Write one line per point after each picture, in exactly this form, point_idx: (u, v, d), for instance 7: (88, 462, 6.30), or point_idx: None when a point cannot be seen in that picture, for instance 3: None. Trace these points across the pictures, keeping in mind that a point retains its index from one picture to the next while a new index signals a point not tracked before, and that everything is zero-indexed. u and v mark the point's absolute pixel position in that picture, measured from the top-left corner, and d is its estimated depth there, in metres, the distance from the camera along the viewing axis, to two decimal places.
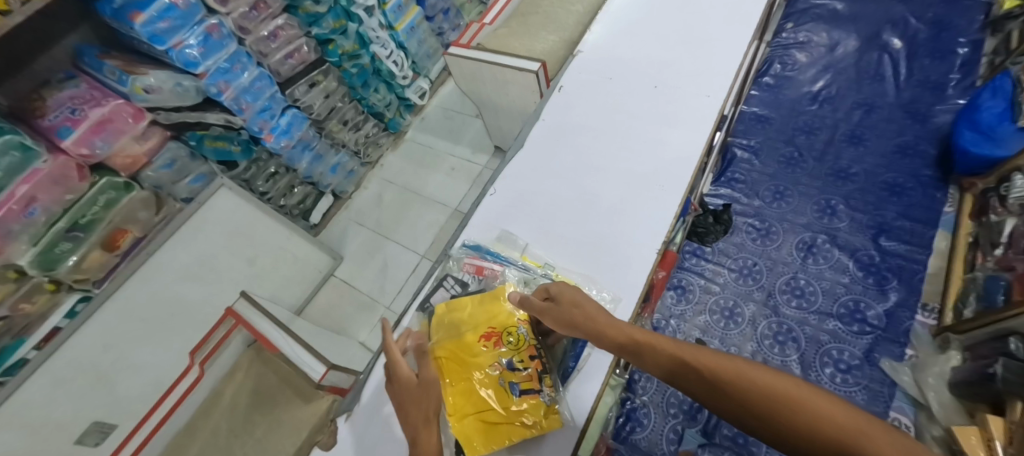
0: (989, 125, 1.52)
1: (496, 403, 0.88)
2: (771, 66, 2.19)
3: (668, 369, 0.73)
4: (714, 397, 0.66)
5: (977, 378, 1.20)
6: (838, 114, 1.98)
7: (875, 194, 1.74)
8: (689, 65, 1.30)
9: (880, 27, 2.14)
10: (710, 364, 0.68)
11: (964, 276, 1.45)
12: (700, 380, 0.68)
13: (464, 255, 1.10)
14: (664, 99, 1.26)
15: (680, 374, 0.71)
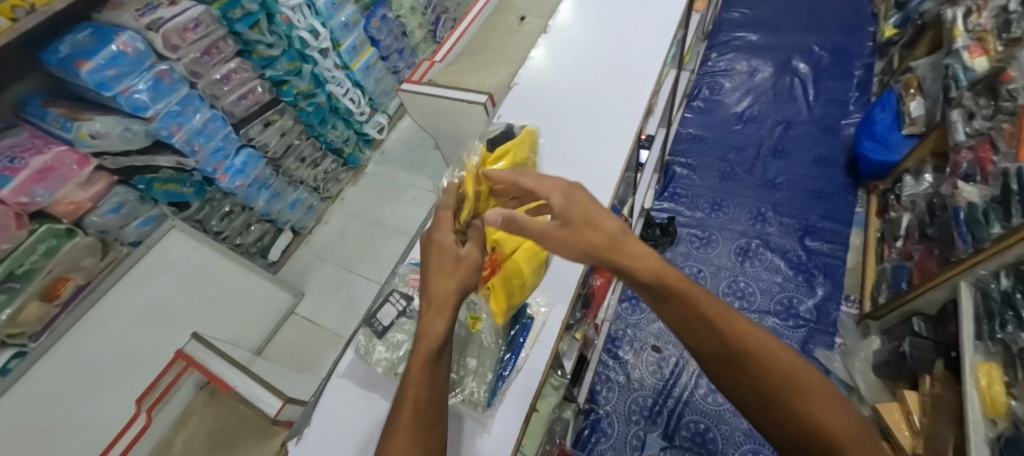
0: (883, 134, 1.75)
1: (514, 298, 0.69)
2: (701, 92, 2.42)
3: (666, 305, 0.53)
4: (714, 361, 0.52)
5: (892, 357, 1.33)
6: (762, 131, 2.20)
7: (801, 200, 1.92)
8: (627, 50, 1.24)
9: (790, 55, 2.42)
10: (728, 329, 0.51)
11: (876, 267, 1.62)
12: (713, 340, 0.52)
13: (409, 270, 0.79)
14: (632, 73, 1.18)
15: (682, 316, 0.53)
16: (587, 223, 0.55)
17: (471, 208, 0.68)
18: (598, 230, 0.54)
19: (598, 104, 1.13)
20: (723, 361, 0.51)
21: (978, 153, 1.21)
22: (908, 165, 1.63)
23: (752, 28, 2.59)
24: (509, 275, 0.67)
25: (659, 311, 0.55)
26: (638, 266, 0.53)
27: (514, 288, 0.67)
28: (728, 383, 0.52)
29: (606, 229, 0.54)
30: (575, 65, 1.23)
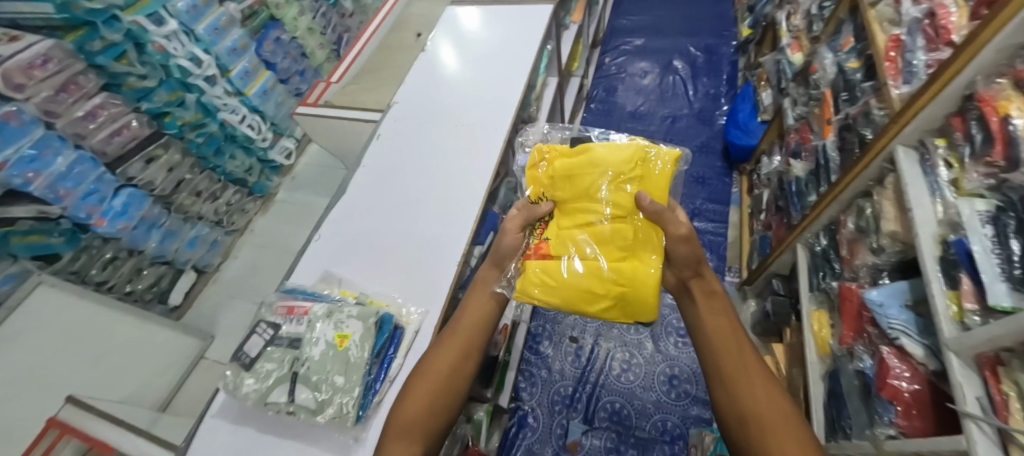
0: (744, 122, 1.98)
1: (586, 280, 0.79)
2: (597, 94, 2.59)
3: (710, 320, 0.79)
4: (721, 372, 0.74)
5: (761, 317, 1.51)
6: (652, 127, 2.40)
7: (687, 186, 2.13)
8: (496, 61, 1.33)
9: (671, 56, 2.67)
10: (744, 355, 0.74)
11: (749, 239, 1.84)
12: (731, 353, 0.74)
13: (277, 298, 0.84)
14: (502, 75, 1.29)
15: (718, 332, 0.77)
16: (690, 268, 0.84)
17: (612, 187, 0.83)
18: (688, 269, 0.85)
19: (472, 105, 1.22)
20: (727, 372, 0.73)
21: (802, 134, 1.43)
22: (764, 148, 1.87)
23: (637, 34, 2.82)
24: (535, 273, 0.80)
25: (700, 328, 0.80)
26: (709, 297, 0.82)
27: (530, 281, 0.80)
28: (726, 390, 0.72)
29: (698, 273, 0.85)
30: (451, 74, 1.31)
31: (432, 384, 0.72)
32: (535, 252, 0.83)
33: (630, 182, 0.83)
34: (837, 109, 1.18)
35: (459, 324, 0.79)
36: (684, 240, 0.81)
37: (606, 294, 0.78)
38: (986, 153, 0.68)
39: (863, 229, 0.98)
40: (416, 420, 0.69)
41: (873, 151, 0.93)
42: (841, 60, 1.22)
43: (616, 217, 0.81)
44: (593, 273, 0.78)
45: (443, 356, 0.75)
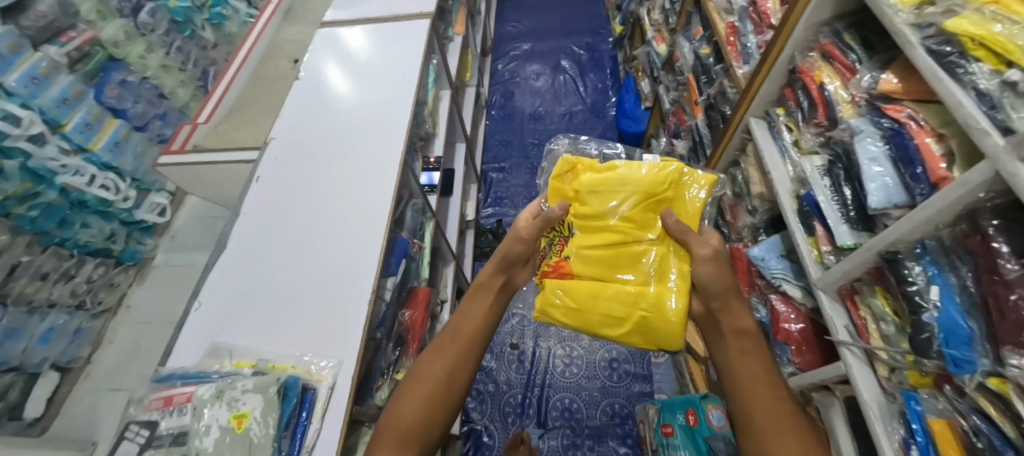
0: (631, 111, 2.13)
1: (604, 305, 0.76)
2: (496, 101, 2.63)
3: (743, 372, 0.66)
4: (756, 437, 0.62)
5: None
6: (552, 126, 2.49)
7: None
8: (380, 74, 1.29)
9: (559, 57, 2.79)
10: (780, 413, 0.62)
11: None
12: (768, 413, 0.62)
13: (150, 391, 0.72)
14: (387, 95, 1.23)
15: (753, 385, 0.65)
16: (716, 302, 0.72)
17: (632, 206, 0.78)
18: (715, 302, 0.72)
19: (359, 130, 1.15)
20: (762, 434, 0.61)
21: (678, 117, 1.57)
22: (651, 132, 2.03)
23: (523, 39, 2.91)
24: (554, 294, 0.79)
25: (729, 378, 0.67)
26: (744, 339, 0.69)
27: (551, 301, 0.79)
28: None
29: (726, 310, 0.71)
30: (331, 99, 1.22)
31: (423, 393, 0.70)
32: (556, 270, 0.81)
33: (655, 205, 0.78)
34: (700, 91, 1.32)
35: (455, 330, 0.77)
36: (709, 264, 0.73)
37: (626, 319, 0.75)
38: (813, 116, 0.80)
39: (738, 194, 1.10)
40: (405, 431, 0.67)
41: (733, 125, 1.05)
42: (696, 48, 1.36)
43: (641, 240, 0.77)
44: (615, 296, 0.76)
45: (436, 364, 0.73)
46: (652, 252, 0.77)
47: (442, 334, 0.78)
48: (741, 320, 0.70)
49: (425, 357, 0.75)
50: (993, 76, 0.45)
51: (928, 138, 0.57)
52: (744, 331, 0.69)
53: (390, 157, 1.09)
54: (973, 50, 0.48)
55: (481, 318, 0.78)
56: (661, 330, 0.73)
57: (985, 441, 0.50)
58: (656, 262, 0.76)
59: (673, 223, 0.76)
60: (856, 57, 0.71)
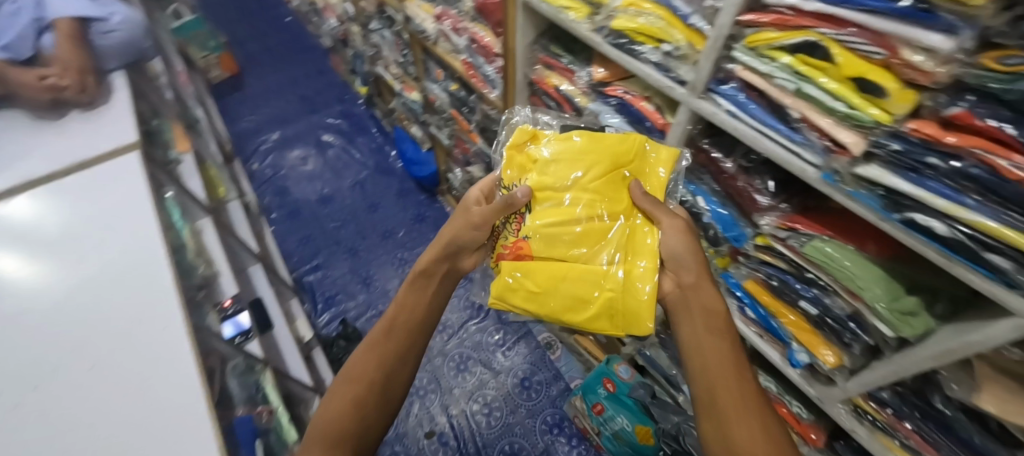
0: (416, 156, 2.10)
1: (564, 287, 0.63)
2: (268, 200, 2.21)
3: (710, 355, 0.58)
4: (719, 424, 0.54)
5: None
6: (347, 198, 2.20)
7: (410, 227, 2.08)
8: (78, 199, 0.94)
9: (315, 128, 2.49)
10: (745, 400, 0.55)
11: None
12: (730, 399, 0.55)
13: None
14: (122, 235, 0.88)
15: (718, 369, 0.57)
16: (690, 277, 0.63)
17: (598, 175, 0.65)
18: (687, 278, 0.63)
19: (100, 296, 0.79)
20: (724, 420, 0.54)
21: (462, 147, 1.69)
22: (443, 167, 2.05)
23: (267, 123, 2.51)
24: (513, 282, 0.65)
25: (693, 361, 0.59)
26: (715, 319, 0.61)
27: (507, 288, 0.65)
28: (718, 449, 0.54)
29: (694, 291, 0.62)
30: (23, 281, 0.82)
31: (354, 392, 0.62)
32: (514, 253, 0.66)
33: (620, 178, 0.66)
34: (468, 120, 1.45)
35: (393, 326, 0.67)
36: (678, 240, 0.63)
37: (595, 301, 0.62)
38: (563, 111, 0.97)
39: None
40: (341, 430, 0.59)
41: None
42: (446, 87, 1.49)
43: (606, 218, 0.64)
44: (584, 275, 0.63)
45: (365, 363, 0.64)
46: (612, 231, 0.64)
47: (378, 330, 0.67)
48: (710, 304, 0.62)
49: (358, 355, 0.65)
50: (656, 51, 0.62)
51: (642, 102, 0.76)
52: (710, 315, 0.61)
53: (170, 310, 0.78)
54: (635, 38, 0.64)
55: (420, 308, 0.69)
56: (632, 311, 0.61)
57: (776, 279, 0.69)
58: (623, 235, 0.64)
59: (642, 194, 0.65)
60: (568, 61, 0.89)
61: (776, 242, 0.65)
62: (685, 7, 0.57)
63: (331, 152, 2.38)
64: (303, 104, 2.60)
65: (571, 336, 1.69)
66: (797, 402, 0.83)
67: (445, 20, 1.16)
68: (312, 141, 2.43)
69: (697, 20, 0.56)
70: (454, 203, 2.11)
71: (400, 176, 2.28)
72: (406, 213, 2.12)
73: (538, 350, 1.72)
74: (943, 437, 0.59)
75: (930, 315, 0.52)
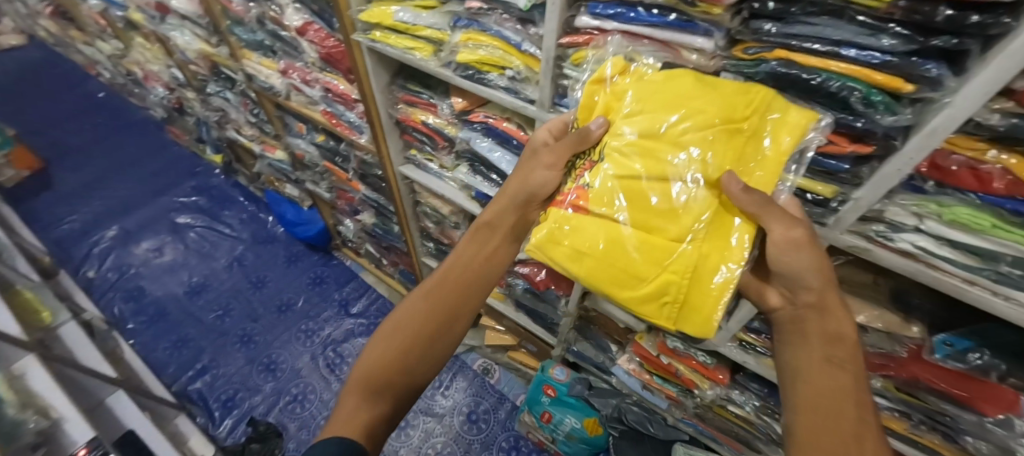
0: (298, 217, 1.95)
1: (615, 258, 0.48)
2: (122, 310, 1.87)
3: (821, 386, 0.45)
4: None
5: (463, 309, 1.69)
6: (226, 282, 1.96)
7: (309, 293, 1.92)
8: None
9: (166, 213, 2.18)
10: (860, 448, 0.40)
11: (394, 281, 1.91)
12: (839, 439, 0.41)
13: None
14: None
15: (833, 404, 0.43)
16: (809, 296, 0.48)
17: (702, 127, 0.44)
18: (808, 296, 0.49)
19: None
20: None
21: (346, 197, 1.62)
22: (330, 221, 1.92)
23: (100, 221, 2.13)
24: (567, 230, 0.49)
25: (801, 389, 0.46)
26: (837, 345, 0.47)
27: (550, 238, 0.50)
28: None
29: (812, 313, 0.49)
30: None
31: (402, 339, 0.56)
32: (578, 206, 0.49)
33: (742, 145, 0.45)
34: (345, 170, 1.40)
35: (459, 277, 0.60)
36: (798, 254, 0.46)
37: (655, 298, 0.48)
38: (437, 144, 0.99)
39: (439, 219, 1.28)
40: (385, 377, 0.54)
41: (392, 178, 1.18)
42: (312, 140, 1.42)
43: (699, 192, 0.45)
44: (648, 267, 0.47)
45: (419, 307, 0.59)
46: (709, 215, 0.46)
47: (442, 276, 0.61)
48: (839, 334, 0.47)
49: (416, 299, 0.60)
50: (502, 77, 0.67)
51: (505, 122, 0.80)
52: (833, 342, 0.47)
53: None
54: (482, 67, 0.68)
55: (489, 258, 0.61)
56: (695, 306, 0.47)
57: None
58: (710, 216, 0.46)
59: (742, 191, 0.44)
60: (428, 96, 0.91)
61: None
62: (516, 36, 0.62)
63: (192, 235, 2.11)
64: (145, 189, 2.26)
65: (505, 354, 1.71)
66: (701, 352, 0.95)
67: (291, 75, 1.11)
68: (166, 227, 2.13)
69: (530, 47, 0.61)
70: (352, 255, 2.00)
71: (285, 241, 2.09)
72: (301, 279, 1.96)
73: (477, 379, 1.69)
74: None
75: None
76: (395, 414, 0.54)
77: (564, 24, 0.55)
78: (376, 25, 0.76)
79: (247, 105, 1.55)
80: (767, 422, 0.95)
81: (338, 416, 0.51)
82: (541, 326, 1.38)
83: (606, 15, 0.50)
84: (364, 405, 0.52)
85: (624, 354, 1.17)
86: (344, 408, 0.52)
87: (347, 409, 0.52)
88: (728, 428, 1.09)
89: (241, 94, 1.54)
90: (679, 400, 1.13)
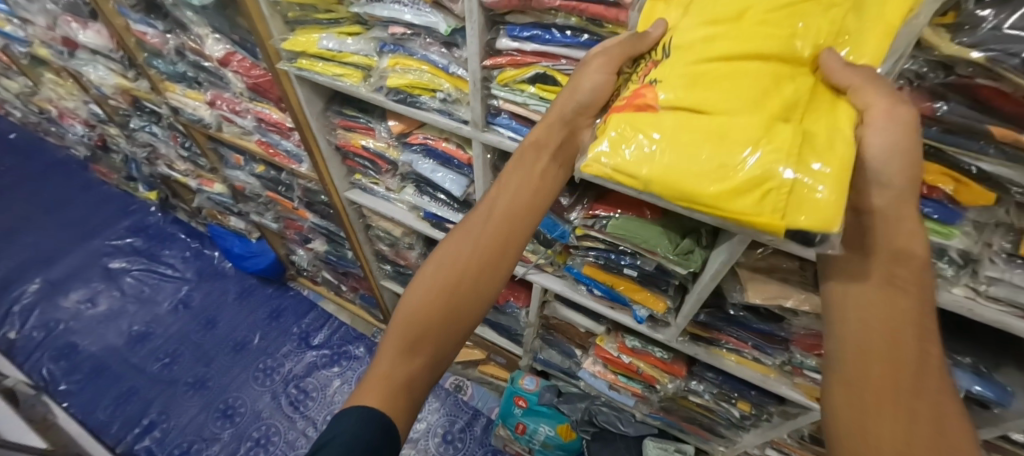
0: (247, 250, 1.85)
1: (701, 146, 0.34)
2: (51, 370, 1.70)
3: (877, 330, 0.37)
4: (866, 426, 0.35)
5: None
6: (170, 327, 1.83)
7: (265, 329, 1.82)
8: None
9: (97, 259, 2.01)
10: (915, 409, 0.34)
11: (355, 306, 1.85)
12: (885, 397, 0.35)
13: None
14: None
15: (885, 352, 0.36)
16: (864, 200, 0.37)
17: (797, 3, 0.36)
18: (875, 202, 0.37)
19: None
20: (879, 429, 0.34)
21: (295, 226, 1.56)
22: (282, 251, 1.84)
23: (18, 274, 1.94)
24: (630, 136, 0.36)
25: (850, 330, 0.38)
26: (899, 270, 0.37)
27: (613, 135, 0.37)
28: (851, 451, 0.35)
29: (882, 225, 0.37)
30: None
31: (433, 293, 0.48)
32: (650, 104, 0.37)
33: (842, 17, 0.36)
34: (290, 198, 1.35)
35: (503, 212, 0.48)
36: (894, 134, 0.34)
37: (756, 186, 0.32)
38: (380, 167, 0.98)
39: (393, 242, 1.25)
40: (419, 330, 0.48)
41: (339, 204, 1.14)
42: (251, 171, 1.36)
43: (794, 75, 0.35)
44: (737, 144, 0.33)
45: (457, 256, 0.49)
46: (803, 95, 0.35)
47: (484, 216, 0.49)
48: (910, 253, 0.37)
49: (455, 242, 0.50)
50: (433, 99, 0.67)
51: (443, 142, 0.80)
52: (900, 262, 0.37)
53: None
54: (413, 91, 0.68)
55: (538, 190, 0.48)
56: (807, 190, 0.31)
57: (600, 256, 0.81)
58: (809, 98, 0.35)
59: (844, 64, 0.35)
60: (365, 120, 0.89)
61: (587, 228, 0.76)
62: (442, 59, 0.63)
63: (128, 280, 1.96)
64: (71, 234, 2.09)
65: (476, 369, 1.68)
66: (658, 347, 0.98)
67: (220, 106, 1.06)
68: (98, 274, 1.97)
69: (456, 68, 0.62)
70: (309, 284, 1.91)
71: (235, 276, 1.98)
72: (255, 315, 1.86)
73: (450, 398, 1.66)
74: (744, 331, 0.77)
75: (701, 247, 0.69)
76: (430, 365, 0.49)
77: (486, 47, 0.56)
78: (301, 53, 0.74)
79: (177, 139, 1.47)
80: (725, 407, 0.99)
81: (376, 374, 0.47)
82: (507, 339, 1.37)
83: (524, 37, 0.52)
84: (399, 363, 0.48)
85: (589, 357, 1.17)
86: (380, 368, 0.48)
87: (382, 366, 0.48)
88: (693, 417, 1.12)
89: (169, 128, 1.45)
90: (644, 396, 1.15)
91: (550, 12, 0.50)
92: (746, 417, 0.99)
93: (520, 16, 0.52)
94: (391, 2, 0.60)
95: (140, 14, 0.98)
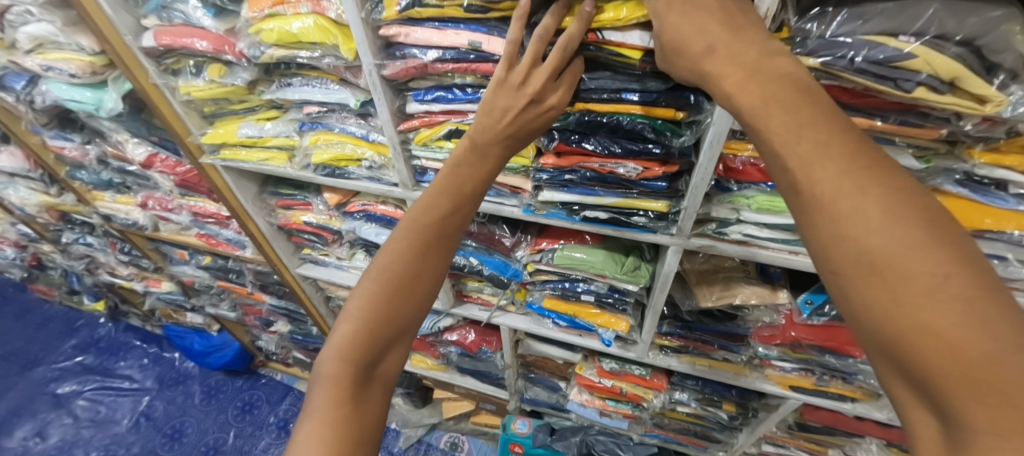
0: (208, 345, 1.75)
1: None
2: None
3: (812, 185, 0.24)
4: (833, 271, 0.24)
5: (418, 396, 1.51)
6: (130, 446, 1.66)
7: (237, 426, 1.68)
8: None
9: (40, 386, 1.85)
10: (905, 267, 0.21)
11: None
12: (858, 265, 0.23)
13: None
14: None
15: (816, 172, 0.24)
16: (676, 38, 0.32)
17: None
18: (700, 51, 0.30)
19: None
20: (892, 335, 0.21)
21: (253, 311, 1.49)
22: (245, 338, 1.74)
23: None
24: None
25: (780, 171, 0.26)
26: (802, 104, 0.25)
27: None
28: (856, 310, 0.23)
29: (745, 95, 0.27)
30: None
31: (379, 283, 0.42)
32: None
33: None
34: (242, 284, 1.30)
35: (456, 181, 0.44)
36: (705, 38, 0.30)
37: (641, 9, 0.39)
38: (326, 238, 0.96)
39: None
40: (367, 319, 0.40)
41: (294, 282, 1.09)
42: (197, 264, 1.30)
43: None
44: None
45: (400, 238, 0.43)
46: None
47: (433, 189, 0.44)
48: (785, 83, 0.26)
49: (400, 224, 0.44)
50: (360, 168, 0.68)
51: (382, 205, 0.81)
52: (786, 89, 0.26)
53: None
54: (339, 164, 0.69)
55: (494, 158, 0.45)
56: None
57: (553, 287, 0.81)
58: None
59: None
60: (302, 195, 0.89)
61: (535, 262, 0.77)
62: (361, 129, 0.64)
63: (79, 403, 1.79)
64: (7, 368, 1.90)
65: (469, 421, 1.52)
66: (635, 365, 0.98)
67: (152, 206, 1.04)
68: (46, 403, 1.79)
69: (376, 135, 0.64)
70: (282, 368, 1.80)
71: (201, 375, 1.84)
72: (226, 412, 1.72)
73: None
74: (706, 334, 0.79)
75: (646, 262, 0.71)
76: (382, 349, 0.41)
77: (398, 113, 0.58)
78: (222, 144, 0.74)
79: (114, 244, 1.41)
80: (713, 411, 0.99)
81: (315, 404, 0.38)
82: (490, 384, 1.30)
83: (429, 99, 0.55)
84: (346, 357, 0.39)
85: (573, 388, 1.14)
86: (320, 389, 0.38)
87: (326, 368, 0.39)
88: (685, 428, 1.12)
89: (105, 235, 1.40)
90: (636, 416, 1.12)
91: (448, 75, 0.53)
92: (734, 417, 0.99)
93: (422, 81, 0.55)
94: (300, 85, 0.63)
95: (56, 129, 0.96)
